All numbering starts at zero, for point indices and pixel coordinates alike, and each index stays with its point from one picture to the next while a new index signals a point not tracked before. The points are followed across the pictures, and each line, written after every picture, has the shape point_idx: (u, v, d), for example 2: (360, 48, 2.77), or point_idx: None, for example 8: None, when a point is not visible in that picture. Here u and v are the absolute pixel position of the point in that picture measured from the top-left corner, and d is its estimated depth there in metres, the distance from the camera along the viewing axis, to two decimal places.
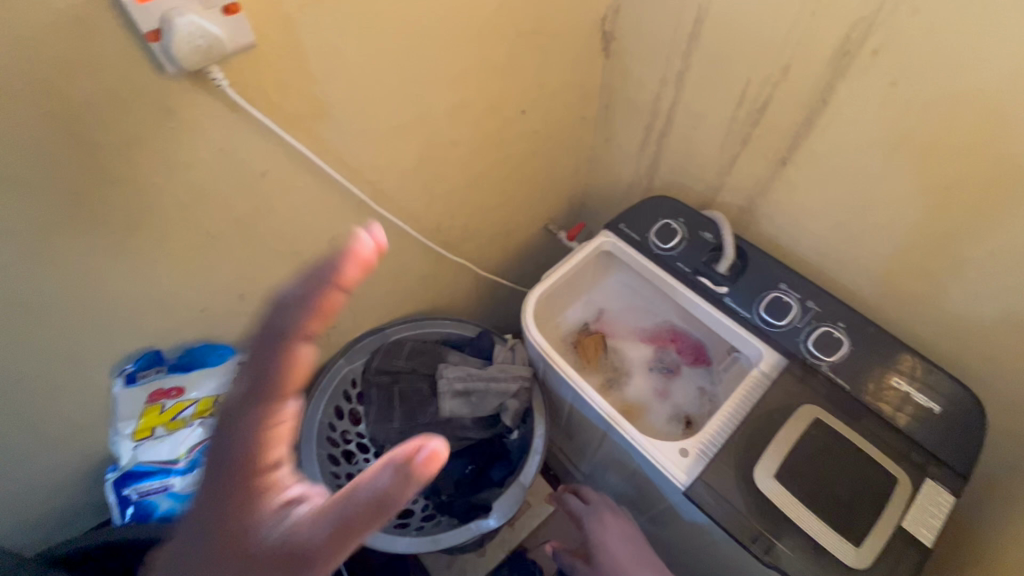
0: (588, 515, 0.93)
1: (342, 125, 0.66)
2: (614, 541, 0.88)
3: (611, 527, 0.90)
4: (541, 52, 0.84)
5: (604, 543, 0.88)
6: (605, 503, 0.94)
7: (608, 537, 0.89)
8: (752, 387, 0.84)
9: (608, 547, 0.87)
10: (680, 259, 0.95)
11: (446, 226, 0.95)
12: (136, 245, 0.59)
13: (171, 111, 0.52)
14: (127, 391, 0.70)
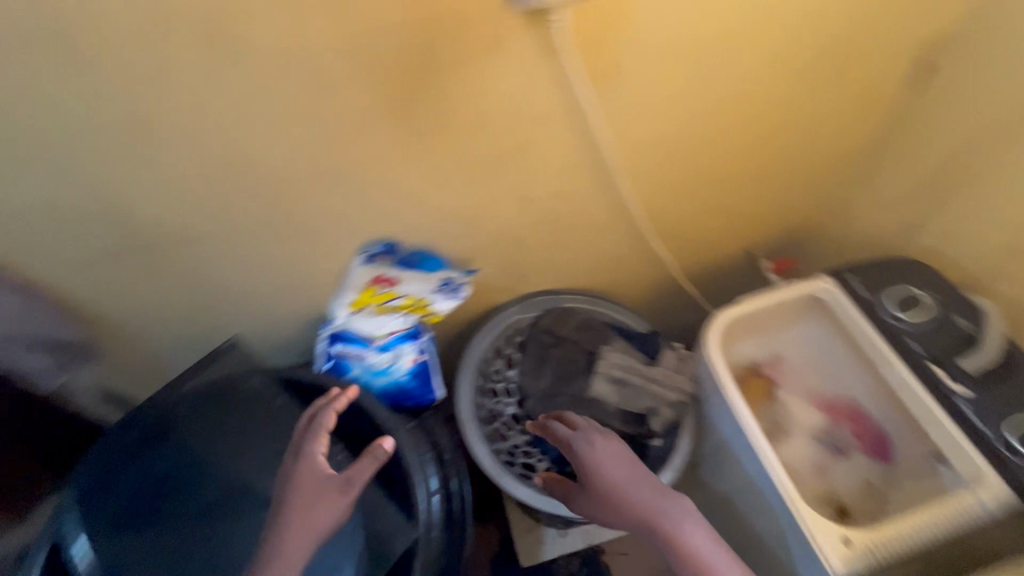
0: (576, 441, 0.76)
1: (621, 92, 0.67)
2: (607, 465, 0.73)
3: (597, 444, 0.75)
4: (845, 68, 0.77)
5: (596, 473, 0.73)
6: (595, 426, 0.77)
7: (592, 469, 0.73)
8: (963, 513, 0.70)
9: (602, 482, 0.72)
10: (917, 337, 0.82)
11: (663, 218, 0.93)
12: (416, 150, 0.66)
13: (501, 42, 0.56)
14: (363, 268, 0.81)
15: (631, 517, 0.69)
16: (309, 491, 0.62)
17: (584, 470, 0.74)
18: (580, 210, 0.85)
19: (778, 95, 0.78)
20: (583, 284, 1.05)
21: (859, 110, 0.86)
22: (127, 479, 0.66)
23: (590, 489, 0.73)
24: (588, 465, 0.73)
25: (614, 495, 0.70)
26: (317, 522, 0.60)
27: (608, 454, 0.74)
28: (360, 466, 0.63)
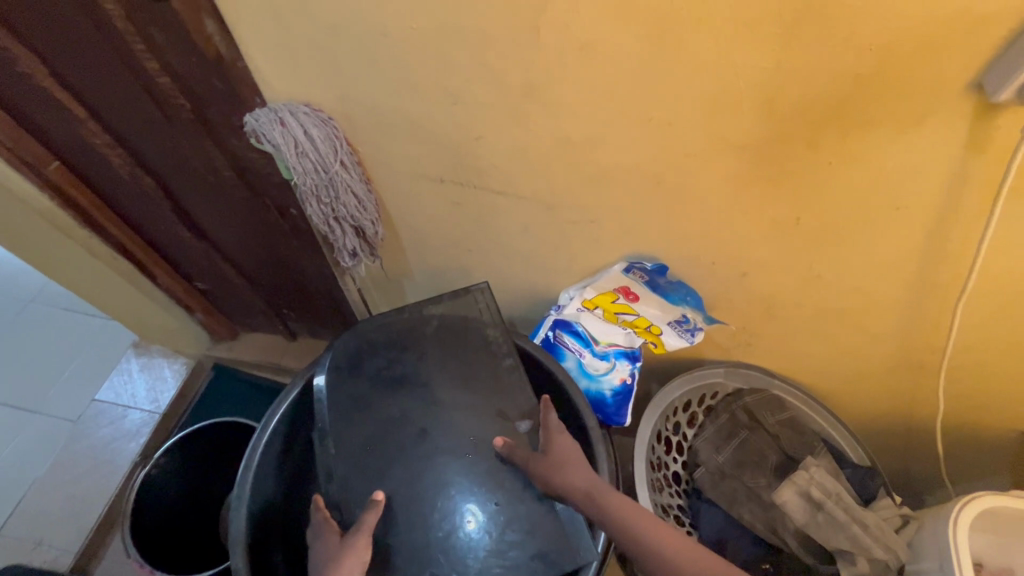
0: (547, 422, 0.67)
1: (1022, 216, 0.56)
2: (569, 447, 0.65)
3: (559, 437, 0.66)
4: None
5: (571, 469, 0.63)
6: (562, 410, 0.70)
7: (557, 446, 0.65)
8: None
9: (575, 465, 0.63)
10: None
11: (956, 361, 0.78)
12: (747, 192, 0.62)
13: (926, 121, 0.50)
14: (616, 274, 0.81)
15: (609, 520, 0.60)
16: (330, 555, 0.61)
17: (556, 449, 0.65)
18: (867, 313, 0.75)
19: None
20: (807, 381, 0.94)
21: None
22: (369, 368, 0.73)
23: (565, 466, 0.63)
24: (544, 442, 0.66)
25: (594, 498, 0.61)
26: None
27: (566, 441, 0.65)
28: (376, 512, 0.61)
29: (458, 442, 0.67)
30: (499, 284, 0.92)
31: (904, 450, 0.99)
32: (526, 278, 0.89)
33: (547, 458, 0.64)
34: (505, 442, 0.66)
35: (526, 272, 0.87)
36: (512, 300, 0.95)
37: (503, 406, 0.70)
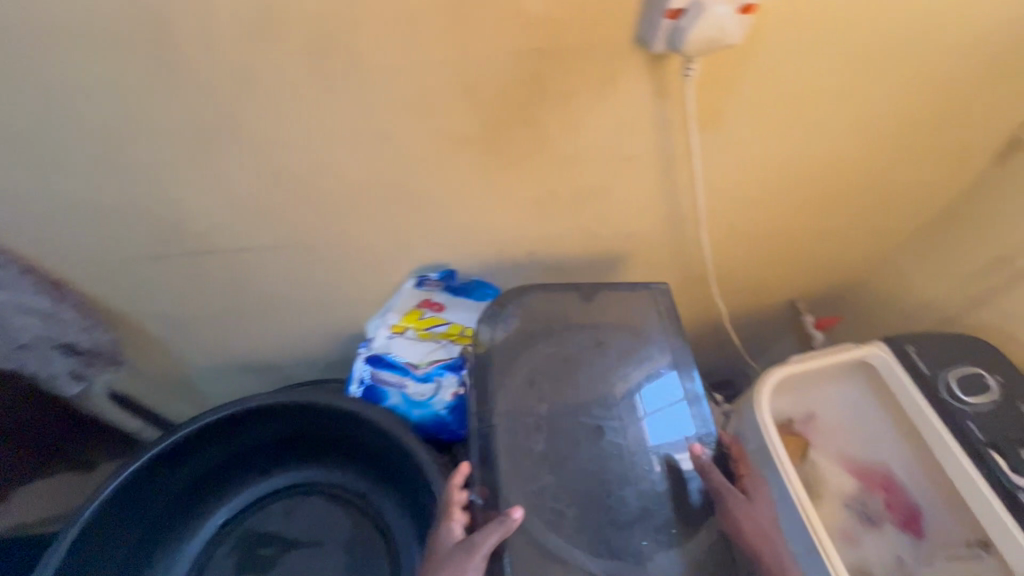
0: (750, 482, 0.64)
1: (720, 138, 0.63)
2: (759, 504, 0.61)
3: (757, 484, 0.64)
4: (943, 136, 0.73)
5: (755, 511, 0.60)
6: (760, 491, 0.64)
7: (754, 504, 0.61)
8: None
9: (767, 525, 0.60)
10: (975, 421, 0.79)
11: (721, 265, 0.89)
12: (497, 178, 0.61)
13: (613, 78, 0.52)
14: (410, 291, 0.77)
15: (760, 531, 0.59)
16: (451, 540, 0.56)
17: (749, 488, 0.63)
18: (645, 251, 0.81)
19: (869, 158, 0.74)
20: None
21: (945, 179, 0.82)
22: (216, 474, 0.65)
23: (759, 509, 0.60)
24: (773, 513, 0.61)
25: (767, 526, 0.60)
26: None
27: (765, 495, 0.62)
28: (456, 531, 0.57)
29: (600, 447, 0.65)
30: (300, 336, 0.81)
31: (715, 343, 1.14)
32: (326, 321, 0.80)
33: (747, 498, 0.61)
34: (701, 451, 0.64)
35: (322, 315, 0.78)
36: (324, 346, 0.85)
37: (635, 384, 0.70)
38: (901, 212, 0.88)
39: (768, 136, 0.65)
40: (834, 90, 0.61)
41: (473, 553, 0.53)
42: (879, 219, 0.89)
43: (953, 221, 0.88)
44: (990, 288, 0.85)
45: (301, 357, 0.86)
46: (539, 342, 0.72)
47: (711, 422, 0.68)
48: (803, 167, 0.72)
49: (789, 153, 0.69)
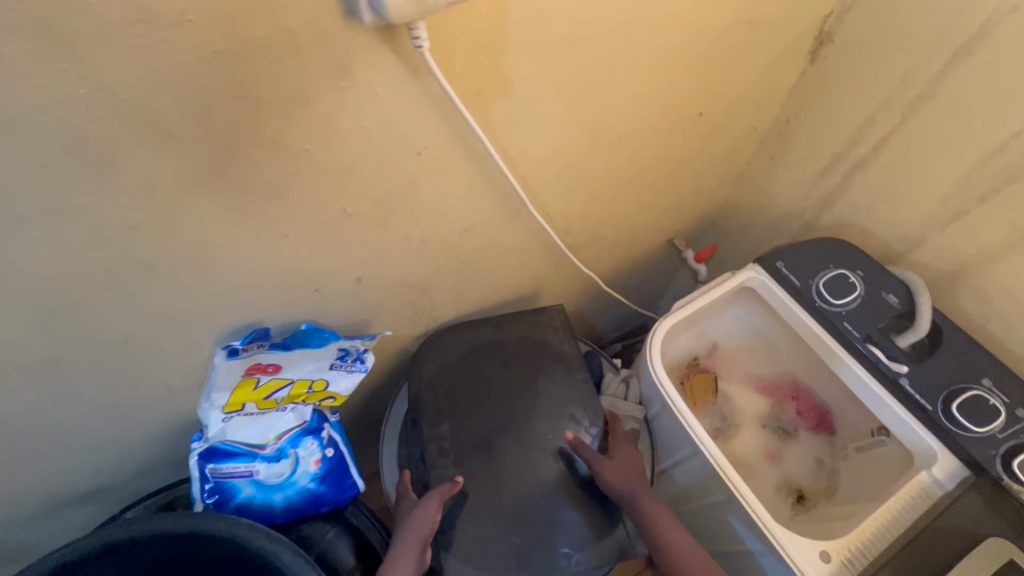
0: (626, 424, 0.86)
1: (517, 105, 0.55)
2: (629, 458, 0.79)
3: (624, 449, 0.80)
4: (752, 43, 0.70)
5: (620, 470, 0.76)
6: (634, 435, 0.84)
7: (622, 454, 0.79)
8: (925, 502, 0.69)
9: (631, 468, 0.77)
10: (848, 319, 0.79)
11: (579, 226, 0.84)
12: (267, 217, 0.50)
13: (348, 69, 0.42)
14: (228, 365, 0.63)
15: (627, 488, 0.74)
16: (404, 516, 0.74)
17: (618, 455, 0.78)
18: (491, 238, 0.74)
19: (686, 83, 0.69)
20: (505, 309, 0.93)
21: (768, 86, 0.80)
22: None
23: (619, 466, 0.77)
24: (632, 463, 0.78)
25: (634, 479, 0.76)
26: (422, 526, 0.70)
27: (628, 452, 0.79)
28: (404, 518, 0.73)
29: (517, 448, 0.79)
30: (118, 448, 0.67)
31: (606, 299, 1.11)
32: (144, 423, 0.66)
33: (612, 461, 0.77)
34: (576, 439, 0.79)
35: (133, 420, 0.64)
36: (160, 447, 0.71)
37: (554, 405, 0.82)
38: (738, 129, 0.85)
39: (569, 86, 0.57)
40: (620, 19, 0.54)
41: (427, 509, 0.72)
42: (721, 141, 0.86)
43: (788, 127, 0.88)
44: (833, 183, 0.85)
45: (136, 466, 0.71)
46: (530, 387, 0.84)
47: (595, 414, 0.82)
48: (621, 109, 0.66)
49: (600, 99, 0.62)
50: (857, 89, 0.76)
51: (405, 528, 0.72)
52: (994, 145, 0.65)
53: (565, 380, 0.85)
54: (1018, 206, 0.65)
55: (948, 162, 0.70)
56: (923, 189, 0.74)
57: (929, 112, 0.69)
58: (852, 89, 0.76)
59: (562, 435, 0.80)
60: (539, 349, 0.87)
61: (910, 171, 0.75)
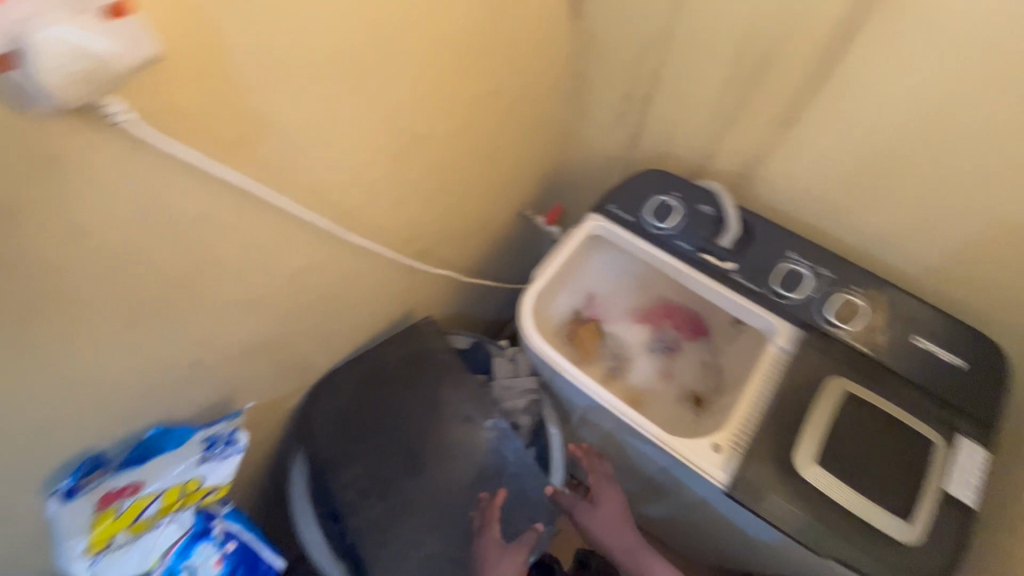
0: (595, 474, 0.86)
1: (292, 139, 0.53)
2: (608, 511, 0.82)
3: (609, 494, 0.83)
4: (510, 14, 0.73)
5: (605, 519, 0.81)
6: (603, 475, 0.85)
7: (603, 508, 0.81)
8: (779, 368, 0.80)
9: (614, 516, 0.81)
10: (678, 237, 0.88)
11: (422, 228, 0.84)
12: (41, 340, 0.44)
13: (59, 161, 0.38)
14: (69, 508, 0.55)
15: (619, 547, 0.79)
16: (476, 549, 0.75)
17: (603, 496, 0.83)
18: (330, 272, 0.72)
19: (464, 66, 0.71)
20: (381, 331, 0.92)
21: (547, 49, 0.84)
22: None
23: (607, 509, 0.82)
24: (619, 504, 0.82)
25: (619, 526, 0.81)
26: (511, 570, 0.72)
27: (610, 492, 0.83)
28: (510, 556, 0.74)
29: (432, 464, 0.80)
30: None
31: (483, 287, 1.13)
32: None
33: (597, 509, 0.82)
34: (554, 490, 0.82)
35: None
36: None
37: (451, 409, 0.83)
38: (535, 94, 0.90)
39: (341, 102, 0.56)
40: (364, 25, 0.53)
41: (517, 565, 0.73)
42: (526, 110, 0.90)
43: (582, 81, 0.94)
44: (633, 121, 0.93)
45: None
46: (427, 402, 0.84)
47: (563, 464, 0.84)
48: (409, 108, 0.66)
49: (380, 105, 0.62)
50: (621, 34, 0.83)
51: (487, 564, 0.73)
52: (734, 55, 0.75)
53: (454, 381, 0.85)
54: (766, 103, 0.76)
55: (707, 79, 0.79)
56: (698, 106, 0.83)
57: (680, 39, 0.78)
58: (617, 35, 0.83)
59: (470, 438, 0.81)
60: (427, 360, 0.87)
61: (685, 95, 0.83)
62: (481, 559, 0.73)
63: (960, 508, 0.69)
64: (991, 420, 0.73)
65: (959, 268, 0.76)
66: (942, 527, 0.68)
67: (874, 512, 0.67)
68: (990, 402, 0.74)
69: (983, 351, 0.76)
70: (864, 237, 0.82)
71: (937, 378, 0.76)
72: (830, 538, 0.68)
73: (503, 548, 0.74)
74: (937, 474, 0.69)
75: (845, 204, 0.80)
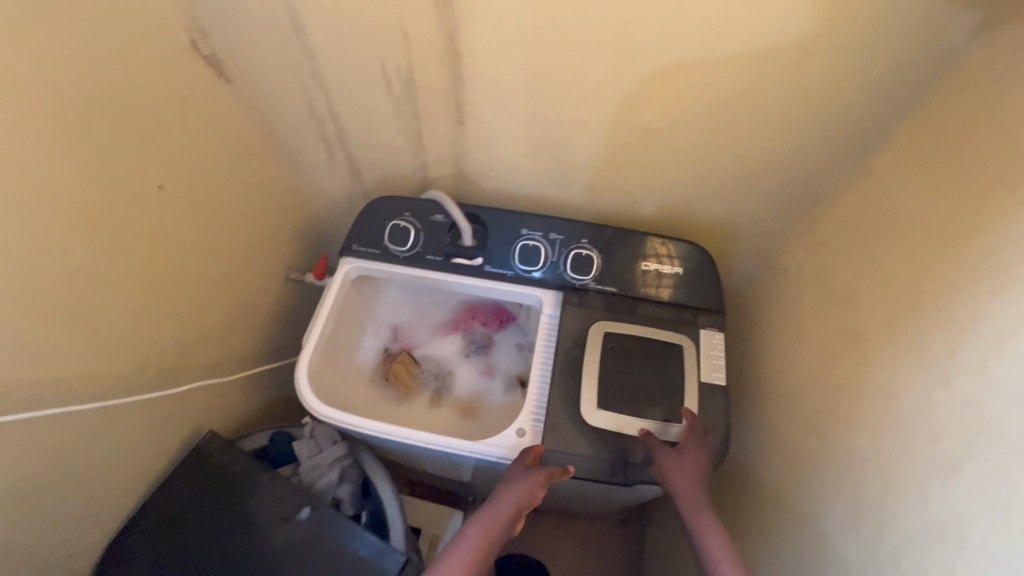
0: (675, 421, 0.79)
1: None
2: (679, 474, 0.70)
3: (694, 449, 0.73)
4: (119, 110, 0.66)
5: (683, 470, 0.70)
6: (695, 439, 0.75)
7: (686, 455, 0.72)
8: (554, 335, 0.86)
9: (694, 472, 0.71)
10: (426, 252, 0.90)
11: (141, 350, 0.77)
12: None
13: None
14: None
15: (678, 494, 0.69)
16: (512, 473, 0.72)
17: (688, 454, 0.72)
18: (33, 452, 0.63)
19: (83, 178, 0.64)
20: (163, 465, 0.84)
21: (209, 123, 0.80)
22: None
23: (678, 467, 0.70)
24: (698, 468, 0.71)
25: (688, 486, 0.69)
26: (515, 498, 0.68)
27: (694, 455, 0.72)
28: (518, 488, 0.69)
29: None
30: None
31: (275, 361, 1.08)
32: None
33: (682, 461, 0.71)
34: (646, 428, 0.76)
35: None
36: None
37: (264, 516, 0.78)
38: (227, 167, 0.85)
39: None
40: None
41: (529, 482, 0.70)
42: (225, 186, 0.85)
43: (275, 136, 0.90)
44: (342, 155, 0.92)
45: None
46: (236, 521, 0.78)
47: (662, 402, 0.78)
48: (24, 253, 0.59)
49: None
50: (278, 84, 0.80)
51: (503, 495, 0.69)
52: (381, 81, 0.76)
53: (260, 486, 0.80)
54: (434, 110, 0.79)
55: (378, 105, 0.80)
56: (383, 129, 0.84)
57: (328, 77, 0.77)
58: (274, 85, 0.80)
59: (293, 535, 0.76)
60: (223, 479, 0.81)
61: (368, 122, 0.84)
62: (503, 485, 0.71)
63: (719, 390, 0.81)
64: (717, 304, 0.87)
65: (655, 194, 0.86)
66: (711, 412, 0.79)
67: (655, 427, 0.76)
68: (713, 291, 0.87)
69: (697, 253, 0.88)
70: (579, 194, 0.89)
71: (671, 288, 0.87)
72: (634, 466, 0.75)
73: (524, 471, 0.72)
74: (693, 368, 0.81)
75: (546, 171, 0.86)
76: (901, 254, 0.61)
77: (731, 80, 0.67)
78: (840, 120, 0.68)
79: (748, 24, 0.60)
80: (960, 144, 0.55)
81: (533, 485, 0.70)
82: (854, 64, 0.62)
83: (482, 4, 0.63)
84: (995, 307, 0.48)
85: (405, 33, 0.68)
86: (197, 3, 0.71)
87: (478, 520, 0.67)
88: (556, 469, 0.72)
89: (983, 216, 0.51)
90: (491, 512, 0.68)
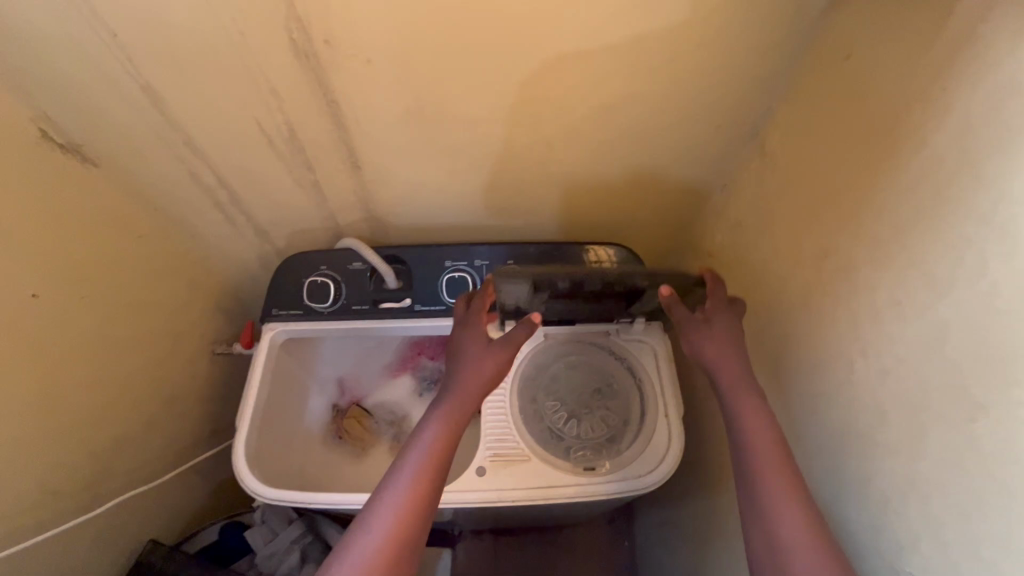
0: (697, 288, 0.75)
1: None
2: (716, 356, 0.67)
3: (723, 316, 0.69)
4: None
5: (717, 345, 0.67)
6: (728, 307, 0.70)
7: (716, 326, 0.68)
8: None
9: (725, 341, 0.68)
10: (351, 302, 0.86)
11: (47, 479, 0.70)
12: None
13: None
14: None
15: (711, 366, 0.67)
16: (470, 336, 0.74)
17: (718, 325, 0.68)
18: None
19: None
20: None
21: (82, 216, 0.73)
22: None
23: (715, 341, 0.67)
24: (732, 342, 0.67)
25: (727, 362, 0.66)
26: (476, 373, 0.71)
27: (724, 325, 0.68)
28: (478, 362, 0.72)
29: None
30: None
31: (215, 442, 1.02)
32: None
33: (711, 333, 0.68)
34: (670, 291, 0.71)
35: None
36: None
37: None
38: (113, 256, 0.78)
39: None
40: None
41: (492, 359, 0.72)
42: (115, 277, 0.79)
43: (165, 212, 0.84)
44: (242, 219, 0.86)
45: None
46: None
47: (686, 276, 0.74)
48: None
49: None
50: (150, 160, 0.74)
51: (465, 367, 0.72)
52: (262, 140, 0.71)
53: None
54: (326, 161, 0.75)
55: (265, 166, 0.76)
56: (278, 187, 0.80)
57: (205, 146, 0.72)
58: (147, 163, 0.74)
59: None
60: None
61: (261, 183, 0.79)
62: (463, 350, 0.73)
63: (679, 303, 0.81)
64: None
65: (569, 206, 0.86)
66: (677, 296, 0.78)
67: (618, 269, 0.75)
68: None
69: (623, 252, 0.87)
70: (496, 215, 0.88)
71: None
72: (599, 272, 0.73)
73: (486, 345, 0.73)
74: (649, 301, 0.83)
75: (458, 199, 0.84)
76: (805, 230, 0.63)
77: (617, 84, 0.66)
78: (727, 107, 0.69)
79: (618, 29, 0.60)
80: (837, 117, 0.57)
81: (491, 364, 0.72)
82: (730, 52, 0.62)
83: (347, 50, 0.60)
84: (892, 277, 0.50)
85: (275, 91, 0.64)
86: (37, 94, 0.64)
87: (445, 399, 0.69)
88: (520, 333, 0.73)
89: (867, 184, 0.53)
90: (455, 389, 0.70)
